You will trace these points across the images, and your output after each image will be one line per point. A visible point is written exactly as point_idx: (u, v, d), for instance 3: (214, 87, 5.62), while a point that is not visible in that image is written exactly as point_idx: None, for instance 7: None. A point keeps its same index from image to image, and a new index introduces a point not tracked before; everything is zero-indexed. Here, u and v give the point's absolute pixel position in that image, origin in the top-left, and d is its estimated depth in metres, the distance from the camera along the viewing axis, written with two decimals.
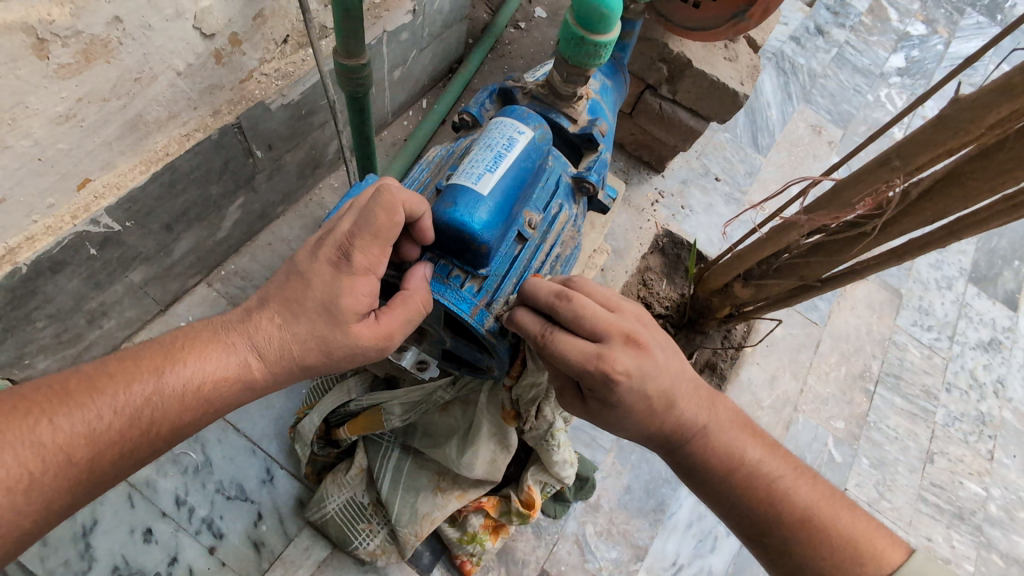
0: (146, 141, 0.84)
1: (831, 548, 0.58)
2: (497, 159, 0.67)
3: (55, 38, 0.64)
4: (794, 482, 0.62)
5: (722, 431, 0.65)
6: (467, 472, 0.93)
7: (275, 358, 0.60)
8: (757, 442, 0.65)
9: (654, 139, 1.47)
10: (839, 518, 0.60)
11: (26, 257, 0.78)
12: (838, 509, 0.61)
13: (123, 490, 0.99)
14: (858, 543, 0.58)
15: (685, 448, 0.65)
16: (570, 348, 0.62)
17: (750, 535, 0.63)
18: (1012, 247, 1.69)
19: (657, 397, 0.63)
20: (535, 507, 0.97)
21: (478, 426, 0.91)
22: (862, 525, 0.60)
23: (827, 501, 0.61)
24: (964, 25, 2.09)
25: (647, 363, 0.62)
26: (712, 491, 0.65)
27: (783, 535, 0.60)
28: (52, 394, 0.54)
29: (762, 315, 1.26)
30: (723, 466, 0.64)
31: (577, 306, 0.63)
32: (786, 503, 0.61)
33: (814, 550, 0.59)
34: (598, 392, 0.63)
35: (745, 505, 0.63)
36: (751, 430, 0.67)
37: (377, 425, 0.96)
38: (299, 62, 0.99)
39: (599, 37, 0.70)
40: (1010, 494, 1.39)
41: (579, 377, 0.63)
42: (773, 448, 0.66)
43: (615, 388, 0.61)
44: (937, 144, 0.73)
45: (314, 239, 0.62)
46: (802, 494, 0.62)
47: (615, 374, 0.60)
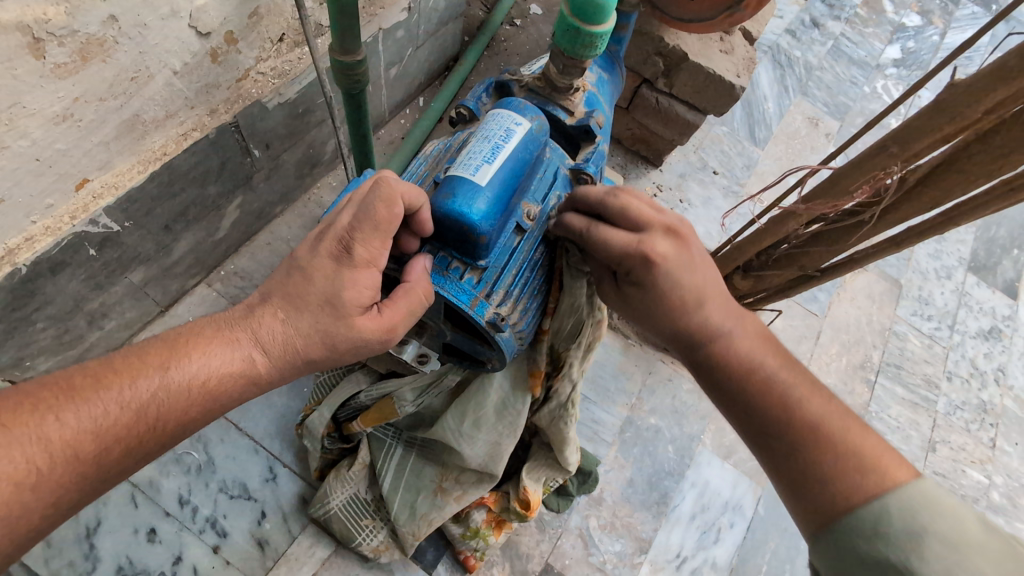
0: (143, 141, 0.84)
1: (835, 457, 0.52)
2: (495, 150, 0.67)
3: (50, 38, 0.65)
4: (809, 392, 0.57)
5: (741, 330, 0.63)
6: (470, 452, 0.92)
7: (278, 352, 0.60)
8: (780, 356, 0.61)
9: (652, 133, 1.47)
10: (850, 432, 0.54)
11: (25, 258, 0.78)
12: (851, 424, 0.54)
13: (127, 491, 0.99)
14: (862, 452, 0.52)
15: (707, 348, 0.63)
16: (614, 235, 0.65)
17: (755, 439, 0.58)
18: (1011, 237, 1.69)
19: (684, 287, 0.64)
20: (533, 508, 0.97)
21: (482, 402, 0.88)
22: (873, 443, 0.53)
23: (840, 415, 0.55)
24: (959, 16, 2.09)
25: (685, 256, 0.65)
26: (725, 391, 0.61)
27: (790, 437, 0.55)
28: (58, 390, 0.54)
29: (763, 306, 1.27)
30: (738, 365, 0.61)
31: (623, 200, 0.66)
32: (797, 410, 0.56)
33: (820, 457, 0.53)
34: (635, 272, 0.65)
35: (753, 406, 0.58)
36: (774, 344, 0.63)
37: (390, 414, 0.94)
38: (294, 61, 0.99)
39: (595, 28, 0.70)
40: (1012, 481, 1.40)
41: (617, 263, 0.66)
42: (790, 362, 0.61)
43: (652, 269, 0.64)
44: (934, 129, 0.73)
45: (315, 233, 0.62)
46: (813, 404, 0.56)
47: (653, 256, 0.64)
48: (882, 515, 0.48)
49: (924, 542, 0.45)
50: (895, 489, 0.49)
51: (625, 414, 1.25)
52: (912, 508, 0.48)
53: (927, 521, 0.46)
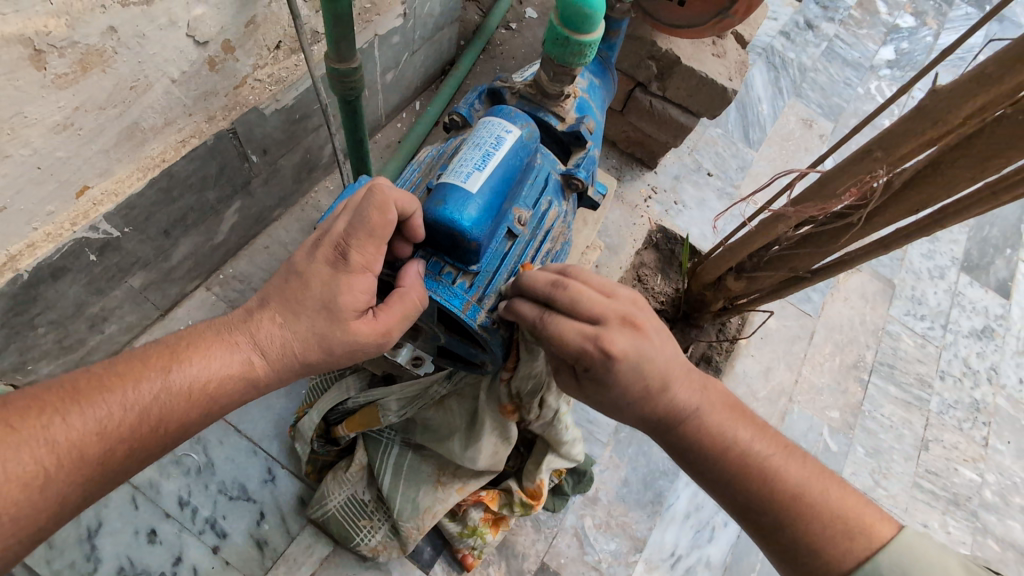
0: (142, 148, 0.85)
1: (823, 525, 0.58)
2: (486, 157, 0.69)
3: (51, 49, 0.66)
4: (786, 461, 0.62)
5: (716, 414, 0.64)
6: (472, 465, 0.95)
7: (277, 355, 0.62)
8: (750, 424, 0.65)
9: (646, 136, 1.48)
10: (825, 494, 0.60)
11: (27, 264, 0.80)
12: (826, 484, 0.61)
13: (128, 492, 1.00)
14: (844, 519, 0.58)
15: (680, 431, 0.65)
16: (572, 332, 0.64)
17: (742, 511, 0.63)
18: (1004, 236, 1.71)
19: (655, 377, 0.63)
20: (539, 499, 1.00)
21: (480, 426, 0.92)
22: (846, 499, 0.60)
23: (817, 478, 0.61)
24: (952, 16, 2.11)
25: (644, 344, 0.63)
26: (706, 472, 0.64)
27: (776, 514, 0.60)
28: (63, 393, 0.55)
29: (756, 307, 1.28)
30: (724, 455, 0.63)
31: (573, 292, 0.65)
32: (778, 484, 0.60)
33: (806, 527, 0.59)
34: (596, 371, 0.64)
35: (741, 489, 0.62)
36: (744, 412, 0.66)
37: (374, 422, 0.97)
38: (291, 68, 1.00)
39: (583, 37, 0.72)
40: (1005, 479, 1.41)
41: (575, 358, 0.65)
42: (758, 426, 0.65)
43: (613, 368, 0.63)
44: (917, 134, 0.75)
45: (312, 239, 0.64)
46: (792, 474, 0.61)
47: (613, 353, 0.62)
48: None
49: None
50: (882, 550, 0.56)
51: None
52: (901, 563, 0.55)
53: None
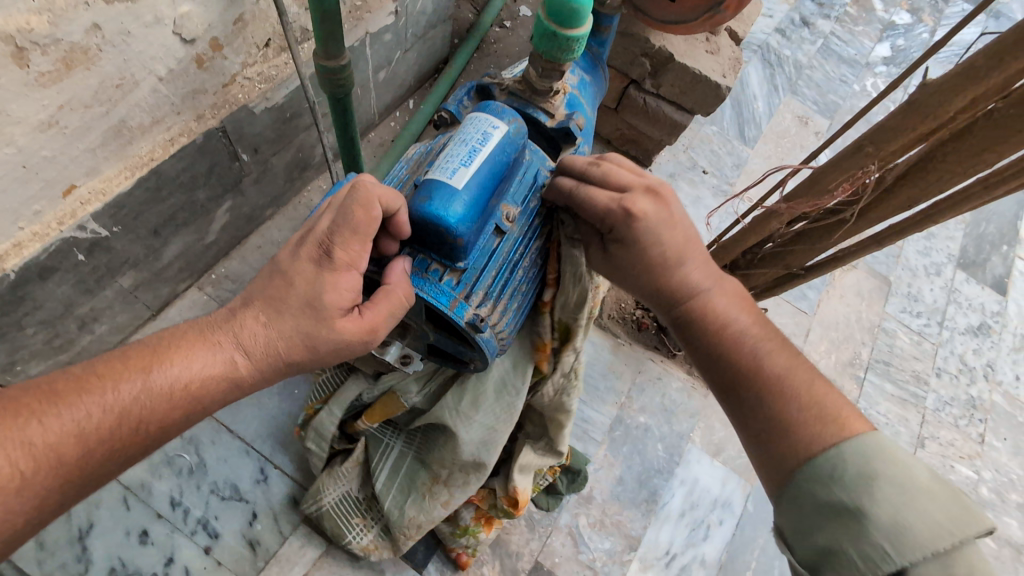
0: (129, 147, 0.85)
1: (798, 407, 0.59)
2: (472, 153, 0.68)
3: (34, 47, 0.65)
4: (776, 353, 0.63)
5: (725, 302, 0.67)
6: (464, 435, 0.90)
7: (260, 355, 0.61)
8: (754, 315, 0.67)
9: (640, 133, 1.48)
10: (812, 387, 0.60)
11: (13, 264, 0.79)
12: (818, 386, 0.60)
13: (119, 493, 1.00)
14: (824, 412, 0.58)
15: (685, 307, 0.68)
16: (598, 199, 0.68)
17: (730, 394, 0.64)
18: (1000, 233, 1.70)
19: (667, 251, 0.67)
20: (520, 506, 0.98)
21: (482, 378, 0.89)
22: (832, 402, 0.59)
23: (803, 372, 0.61)
24: (948, 13, 2.10)
25: (667, 215, 0.67)
26: (701, 348, 0.67)
27: (756, 387, 0.61)
28: (42, 394, 0.55)
29: (750, 304, 1.27)
30: (721, 336, 0.65)
31: (606, 169, 0.69)
32: (765, 367, 0.62)
33: (782, 406, 0.59)
34: (617, 231, 0.67)
35: (729, 366, 0.64)
36: (754, 312, 0.68)
37: (395, 408, 0.96)
38: (280, 66, 0.99)
39: (571, 32, 0.71)
40: (1002, 476, 1.40)
41: (600, 223, 0.69)
42: (765, 325, 0.66)
43: (634, 228, 0.66)
44: (908, 129, 0.75)
45: (297, 237, 0.63)
46: (777, 366, 0.62)
47: (635, 212, 0.66)
48: (837, 463, 0.54)
49: (874, 484, 0.52)
50: (848, 439, 0.55)
51: (614, 413, 1.26)
52: (862, 455, 0.54)
53: (876, 468, 0.52)
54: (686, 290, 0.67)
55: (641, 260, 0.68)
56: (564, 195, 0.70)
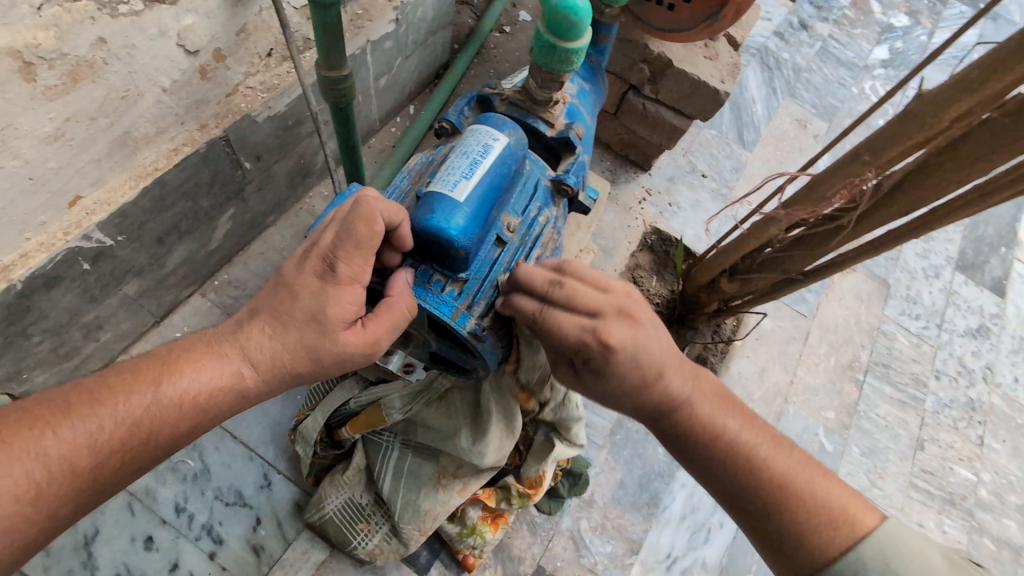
0: (134, 157, 0.86)
1: (807, 513, 0.55)
2: (473, 166, 0.69)
3: (41, 61, 0.66)
4: (772, 451, 0.59)
5: (705, 404, 0.62)
6: (481, 462, 0.92)
7: (267, 367, 0.62)
8: (739, 413, 0.62)
9: (639, 138, 1.49)
10: (814, 485, 0.57)
11: (21, 274, 0.80)
12: (815, 476, 0.58)
13: (124, 500, 1.01)
14: (834, 506, 0.55)
15: (671, 421, 0.62)
16: (568, 329, 0.64)
17: (733, 502, 0.59)
18: (998, 235, 1.71)
19: (652, 368, 0.62)
20: (539, 488, 1.00)
21: (466, 431, 0.94)
22: (837, 493, 0.56)
23: (805, 467, 0.58)
24: (946, 15, 2.11)
25: (641, 334, 0.63)
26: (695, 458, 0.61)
27: (760, 497, 0.57)
28: (55, 407, 0.56)
29: (750, 309, 1.28)
30: (715, 446, 0.60)
31: (569, 289, 0.65)
32: (766, 473, 0.57)
33: (791, 514, 0.56)
34: (594, 362, 0.63)
35: (728, 475, 0.59)
36: (735, 406, 0.64)
37: (379, 421, 0.98)
38: (282, 75, 1.00)
39: (570, 44, 0.72)
40: (1001, 478, 1.41)
41: (573, 352, 0.65)
42: (749, 417, 0.62)
43: (611, 360, 0.62)
44: (904, 138, 0.76)
45: (301, 251, 0.64)
46: (779, 464, 0.58)
47: (611, 344, 0.61)
48: (857, 566, 0.52)
49: None
50: (864, 538, 0.53)
51: (615, 417, 1.27)
52: (883, 554, 0.52)
53: (895, 567, 0.51)
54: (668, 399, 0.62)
55: (622, 386, 0.63)
56: (529, 321, 0.67)
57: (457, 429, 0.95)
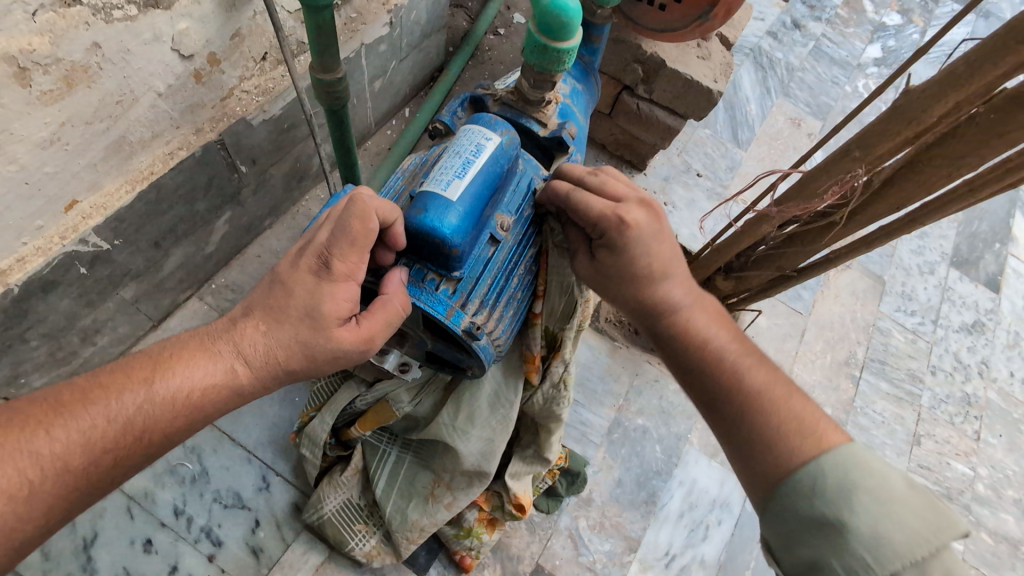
0: (130, 161, 0.86)
1: (776, 421, 0.58)
2: (466, 165, 0.70)
3: (36, 66, 0.67)
4: (751, 367, 0.62)
5: (697, 318, 0.68)
6: (463, 448, 0.93)
7: (260, 364, 0.63)
8: (730, 332, 0.67)
9: (634, 138, 1.49)
10: (787, 398, 0.59)
11: (17, 278, 0.80)
12: (792, 395, 0.60)
13: (123, 503, 1.01)
14: (800, 424, 0.57)
15: (663, 322, 0.68)
16: (593, 202, 0.69)
17: (710, 408, 0.63)
18: (993, 231, 1.72)
19: (652, 264, 0.68)
20: (527, 510, 1.00)
21: (477, 393, 0.92)
22: (805, 411, 0.58)
23: (783, 386, 0.60)
24: (938, 14, 2.12)
25: (655, 227, 0.69)
26: (682, 362, 0.67)
27: (729, 399, 0.61)
28: (49, 405, 0.56)
29: (746, 306, 1.28)
30: (699, 355, 0.65)
31: (603, 178, 0.72)
32: (741, 380, 0.61)
33: (759, 418, 0.59)
34: (610, 234, 0.68)
35: (709, 378, 0.63)
36: (728, 323, 0.68)
37: (387, 417, 0.96)
38: (278, 79, 1.01)
39: (562, 44, 0.73)
40: (998, 473, 1.42)
41: (589, 225, 0.70)
42: (741, 337, 0.67)
43: (626, 230, 0.67)
44: (893, 133, 0.77)
45: (296, 249, 0.65)
46: (757, 378, 0.61)
47: (628, 221, 0.67)
48: (817, 476, 0.53)
49: (856, 498, 0.51)
50: (829, 451, 0.54)
51: (612, 415, 1.28)
52: (844, 466, 0.53)
53: (858, 483, 0.51)
54: (656, 301, 0.69)
55: (623, 269, 0.69)
56: (560, 197, 0.72)
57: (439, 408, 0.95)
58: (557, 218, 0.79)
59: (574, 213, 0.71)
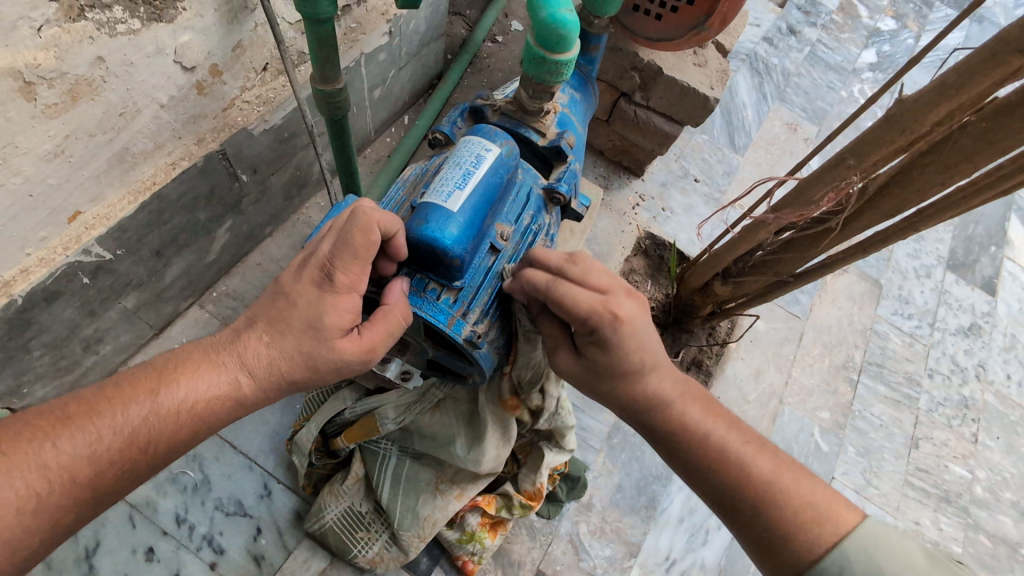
0: (133, 172, 0.87)
1: (793, 512, 0.62)
2: (466, 176, 0.71)
3: (41, 81, 0.68)
4: (756, 457, 0.66)
5: (692, 410, 0.69)
6: (476, 468, 0.95)
7: (264, 375, 0.63)
8: (723, 418, 0.70)
9: (632, 144, 1.51)
10: (795, 484, 0.64)
11: (21, 289, 0.81)
12: (796, 477, 0.65)
13: (125, 511, 1.01)
14: (814, 512, 0.62)
15: (662, 418, 0.69)
16: (579, 295, 0.67)
17: (721, 502, 0.67)
18: (988, 234, 1.73)
19: (642, 361, 0.68)
20: (539, 499, 1.02)
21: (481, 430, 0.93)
22: (813, 495, 0.63)
23: (788, 472, 0.65)
24: (932, 19, 2.14)
25: (644, 317, 0.69)
26: (686, 459, 0.69)
27: (748, 499, 0.65)
28: (55, 417, 0.57)
29: (744, 311, 1.29)
30: (708, 458, 0.67)
31: (584, 267, 0.70)
32: (752, 476, 0.65)
33: (777, 514, 0.63)
34: (601, 335, 0.67)
35: (721, 479, 0.66)
36: (716, 406, 0.71)
37: (372, 431, 0.97)
38: (278, 89, 1.02)
39: (560, 56, 0.74)
40: (995, 475, 1.42)
41: (573, 320, 0.69)
42: (732, 421, 0.70)
43: (619, 332, 0.66)
44: (887, 142, 0.78)
45: (298, 260, 0.65)
46: (765, 468, 0.65)
47: (621, 317, 0.66)
48: (844, 565, 0.59)
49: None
50: (847, 536, 0.60)
51: (612, 420, 1.28)
52: (867, 552, 0.59)
53: (882, 565, 0.57)
54: (655, 401, 0.69)
55: (613, 366, 0.69)
56: (541, 291, 0.69)
57: (453, 436, 0.96)
58: (526, 308, 0.77)
59: (557, 308, 0.69)
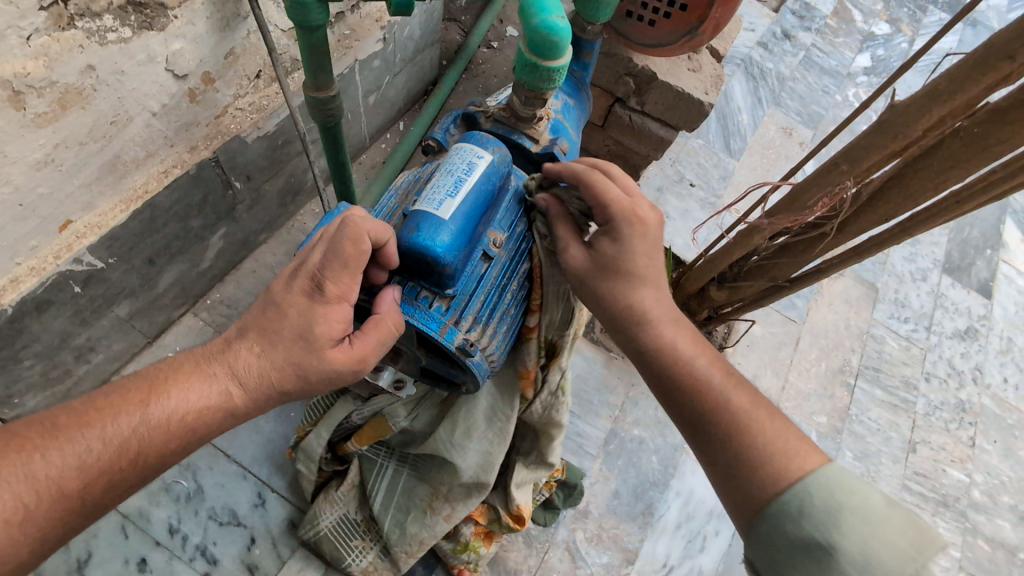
0: (124, 180, 0.87)
1: (762, 445, 0.60)
2: (458, 184, 0.70)
3: (30, 89, 0.67)
4: (735, 392, 0.64)
5: (678, 335, 0.68)
6: (461, 462, 0.92)
7: (255, 385, 0.63)
8: (711, 355, 0.68)
9: (627, 149, 1.51)
10: (771, 423, 0.62)
11: (11, 298, 0.80)
12: (773, 417, 0.63)
13: (117, 521, 1.01)
14: (783, 448, 0.60)
15: (649, 339, 0.68)
16: (609, 186, 0.69)
17: (696, 432, 0.65)
18: (984, 237, 1.73)
19: (643, 271, 0.69)
20: (525, 522, 1.01)
21: (473, 412, 0.90)
22: (785, 434, 0.61)
23: (765, 410, 0.63)
24: (926, 23, 2.15)
25: (657, 234, 0.70)
26: (667, 385, 0.67)
27: (718, 426, 0.63)
28: (43, 429, 0.56)
29: (740, 315, 1.29)
30: (689, 382, 0.65)
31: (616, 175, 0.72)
32: (727, 406, 0.63)
33: (748, 444, 0.61)
34: (619, 227, 0.68)
35: (698, 405, 0.64)
36: (705, 345, 0.69)
37: (384, 431, 0.96)
38: (271, 96, 1.02)
39: (551, 63, 0.73)
40: (993, 479, 1.42)
41: (596, 209, 0.70)
42: (718, 356, 0.68)
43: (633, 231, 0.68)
44: (879, 147, 0.78)
45: (289, 270, 0.65)
46: (742, 402, 0.63)
47: (641, 217, 0.68)
48: (804, 498, 0.56)
49: (839, 518, 0.54)
50: (810, 471, 0.58)
51: (608, 426, 1.28)
52: (829, 489, 0.56)
53: (841, 503, 0.54)
54: (644, 311, 0.68)
55: (621, 264, 0.68)
56: (573, 173, 0.70)
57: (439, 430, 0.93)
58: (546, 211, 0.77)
59: (586, 193, 0.70)
